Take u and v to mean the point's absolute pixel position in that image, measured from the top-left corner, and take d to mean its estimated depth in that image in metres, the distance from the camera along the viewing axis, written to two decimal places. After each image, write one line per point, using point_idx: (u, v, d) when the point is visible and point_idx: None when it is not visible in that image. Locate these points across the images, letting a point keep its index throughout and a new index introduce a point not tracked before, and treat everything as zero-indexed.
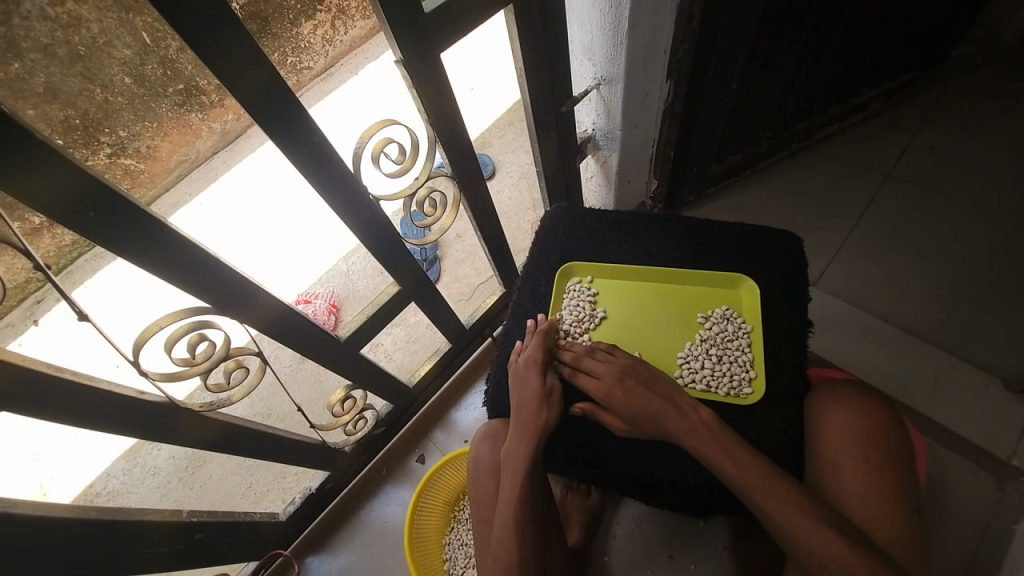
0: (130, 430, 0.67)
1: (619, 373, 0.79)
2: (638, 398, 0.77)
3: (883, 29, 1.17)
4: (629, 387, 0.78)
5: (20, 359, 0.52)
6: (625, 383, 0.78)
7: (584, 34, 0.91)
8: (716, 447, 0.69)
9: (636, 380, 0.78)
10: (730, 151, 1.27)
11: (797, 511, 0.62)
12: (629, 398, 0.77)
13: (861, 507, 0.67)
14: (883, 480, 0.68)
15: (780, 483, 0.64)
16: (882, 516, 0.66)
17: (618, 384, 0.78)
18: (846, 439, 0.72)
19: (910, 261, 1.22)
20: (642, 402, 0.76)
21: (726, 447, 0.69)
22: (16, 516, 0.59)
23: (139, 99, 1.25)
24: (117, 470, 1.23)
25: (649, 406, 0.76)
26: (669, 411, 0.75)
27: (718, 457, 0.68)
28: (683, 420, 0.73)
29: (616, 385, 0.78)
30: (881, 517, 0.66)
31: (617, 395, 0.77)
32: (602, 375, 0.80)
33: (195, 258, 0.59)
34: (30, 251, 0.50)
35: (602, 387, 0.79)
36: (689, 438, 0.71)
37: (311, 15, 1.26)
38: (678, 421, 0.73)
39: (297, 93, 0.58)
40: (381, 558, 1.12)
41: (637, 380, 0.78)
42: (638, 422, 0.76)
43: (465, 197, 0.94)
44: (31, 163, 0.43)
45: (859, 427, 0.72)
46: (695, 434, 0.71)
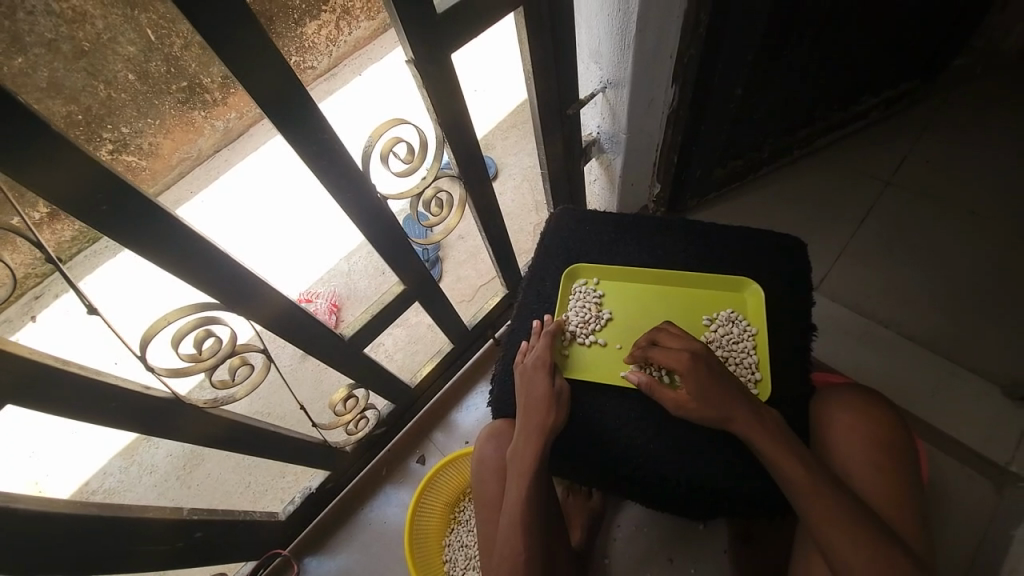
0: (134, 426, 0.67)
1: (695, 356, 0.78)
2: (709, 383, 0.75)
3: (885, 39, 1.19)
4: (701, 373, 0.76)
5: (28, 351, 0.52)
6: (698, 368, 0.77)
7: (591, 38, 0.92)
8: (782, 444, 0.69)
9: (709, 369, 0.77)
10: (733, 156, 1.28)
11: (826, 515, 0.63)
12: (703, 383, 0.76)
13: (875, 506, 0.68)
14: (892, 479, 0.69)
15: (812, 487, 0.65)
16: (895, 514, 0.67)
17: (692, 367, 0.77)
18: (855, 439, 0.73)
19: (909, 267, 1.24)
20: (714, 387, 0.75)
21: (792, 447, 0.69)
22: (17, 510, 0.58)
23: (141, 96, 1.24)
24: (114, 468, 1.21)
25: (721, 396, 0.75)
26: (741, 402, 0.74)
27: (779, 456, 0.68)
28: (754, 415, 0.73)
29: (689, 369, 0.77)
30: (895, 515, 0.67)
31: (690, 378, 0.76)
32: (674, 358, 0.79)
33: (206, 253, 0.59)
34: (41, 243, 0.50)
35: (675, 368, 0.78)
36: (755, 432, 0.71)
37: (315, 15, 1.27)
38: (747, 411, 0.73)
39: (310, 90, 0.58)
40: (381, 558, 1.12)
41: (711, 369, 0.77)
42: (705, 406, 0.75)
43: (471, 197, 0.94)
44: (46, 154, 0.44)
45: (866, 427, 0.73)
46: (763, 430, 0.71)
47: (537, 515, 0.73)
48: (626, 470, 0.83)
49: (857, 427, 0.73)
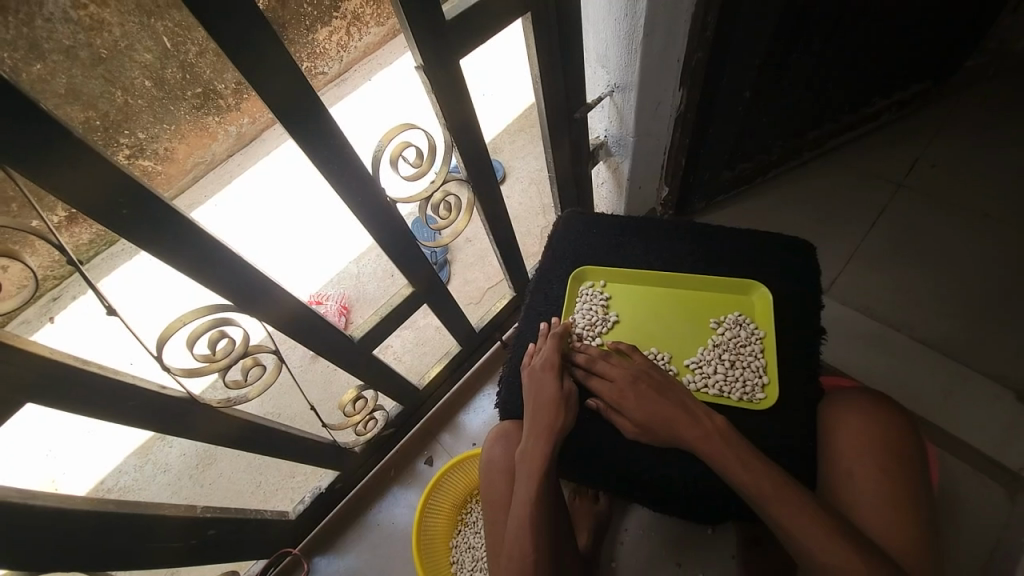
0: (150, 425, 0.68)
1: (631, 378, 0.82)
2: (649, 401, 0.79)
3: (896, 40, 1.18)
4: (641, 391, 0.80)
5: (49, 351, 0.53)
6: (636, 387, 0.81)
7: (599, 42, 0.93)
8: (728, 453, 0.70)
9: (648, 386, 0.81)
10: (741, 159, 1.28)
11: (802, 517, 0.63)
12: (640, 401, 0.79)
13: (871, 514, 0.67)
14: (896, 489, 0.68)
15: (781, 490, 0.65)
16: (895, 525, 0.65)
17: (633, 388, 0.80)
18: (858, 446, 0.72)
19: (921, 270, 1.22)
20: (654, 406, 0.78)
21: (739, 455, 0.70)
22: (37, 506, 0.60)
23: (158, 101, 1.25)
24: (129, 467, 1.23)
25: (662, 411, 0.78)
26: (682, 415, 0.76)
27: (730, 463, 0.69)
28: (698, 428, 0.74)
29: (628, 388, 0.81)
30: (896, 525, 0.65)
31: (630, 399, 0.80)
32: (619, 376, 0.82)
33: (221, 255, 0.61)
34: (64, 247, 0.52)
35: (614, 390, 0.82)
36: (700, 445, 0.73)
37: (326, 22, 1.27)
38: (690, 427, 0.75)
39: (322, 96, 0.59)
40: (388, 559, 1.13)
41: (648, 386, 0.81)
42: (649, 425, 0.78)
43: (479, 201, 0.95)
44: (70, 161, 0.45)
45: (873, 435, 0.72)
46: (706, 441, 0.73)
47: (545, 517, 0.74)
48: (631, 472, 0.83)
49: (864, 434, 0.72)
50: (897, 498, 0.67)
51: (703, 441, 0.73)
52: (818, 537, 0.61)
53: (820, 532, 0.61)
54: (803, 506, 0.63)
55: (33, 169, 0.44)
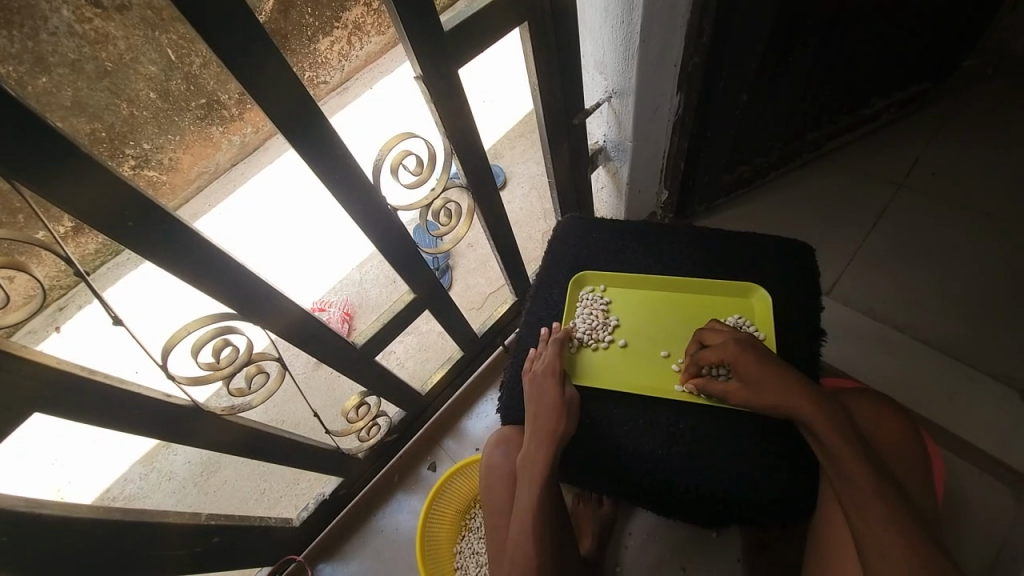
0: (155, 432, 0.69)
1: (742, 341, 0.80)
2: (761, 364, 0.76)
3: (892, 42, 1.18)
4: (758, 362, 0.77)
5: (57, 361, 0.54)
6: (748, 350, 0.78)
7: (596, 49, 0.94)
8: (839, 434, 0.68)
9: (764, 358, 0.77)
10: (741, 162, 1.28)
11: (880, 503, 0.63)
12: (758, 371, 0.76)
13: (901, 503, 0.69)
14: (919, 474, 0.71)
15: (858, 469, 0.65)
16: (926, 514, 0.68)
17: (745, 357, 0.78)
18: (884, 436, 0.73)
19: (923, 271, 1.22)
20: (767, 368, 0.76)
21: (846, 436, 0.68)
22: (44, 514, 0.61)
23: (163, 113, 1.26)
24: (134, 475, 1.24)
25: (775, 385, 0.74)
26: (797, 381, 0.73)
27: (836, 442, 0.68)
28: (813, 397, 0.71)
29: (742, 358, 0.78)
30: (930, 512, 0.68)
31: (745, 370, 0.77)
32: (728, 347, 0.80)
33: (224, 265, 0.62)
34: (71, 258, 0.53)
35: (725, 351, 0.80)
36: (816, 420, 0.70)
37: (328, 32, 1.29)
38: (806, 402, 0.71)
39: (323, 109, 0.61)
40: (393, 566, 1.13)
41: (763, 353, 0.78)
42: (762, 389, 0.75)
43: (480, 207, 0.96)
44: (76, 176, 0.46)
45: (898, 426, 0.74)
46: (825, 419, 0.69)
47: (549, 522, 0.74)
48: (637, 476, 0.83)
49: (891, 424, 0.75)
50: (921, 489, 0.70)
51: (812, 407, 0.71)
52: (896, 524, 0.61)
53: (896, 516, 0.62)
54: (883, 492, 0.63)
55: (40, 183, 0.45)
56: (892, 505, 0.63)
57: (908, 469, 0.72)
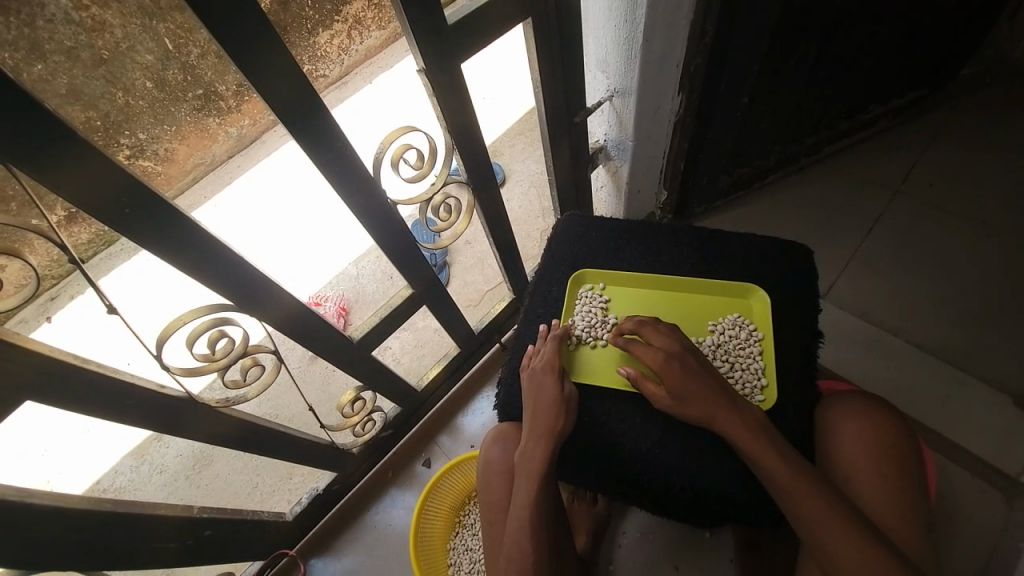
0: (148, 424, 0.68)
1: (677, 351, 0.81)
2: (692, 377, 0.78)
3: (892, 48, 1.19)
4: (685, 368, 0.79)
5: (50, 349, 0.53)
6: (681, 362, 0.79)
7: (599, 47, 0.94)
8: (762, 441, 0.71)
9: (690, 365, 0.79)
10: (740, 164, 1.29)
11: (811, 503, 0.65)
12: (681, 376, 0.78)
13: (881, 501, 0.70)
14: (904, 472, 0.71)
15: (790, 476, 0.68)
16: (893, 521, 0.68)
17: (669, 363, 0.80)
18: (865, 436, 0.74)
19: (918, 276, 1.23)
20: (695, 383, 0.77)
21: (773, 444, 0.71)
22: (35, 504, 0.60)
23: (160, 103, 1.25)
24: (125, 467, 1.22)
25: (700, 391, 0.77)
26: (723, 399, 0.76)
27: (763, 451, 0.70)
28: (736, 413, 0.74)
29: (668, 363, 0.80)
30: (908, 509, 0.69)
31: (670, 372, 0.79)
32: (656, 352, 0.82)
33: (222, 256, 0.61)
34: (66, 246, 0.52)
35: (659, 359, 0.81)
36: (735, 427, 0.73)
37: (328, 25, 1.27)
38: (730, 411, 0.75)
39: (323, 98, 0.60)
40: (385, 562, 1.13)
41: (694, 369, 0.79)
42: (687, 399, 0.77)
43: (480, 204, 0.95)
44: (72, 161, 0.45)
45: (871, 430, 0.74)
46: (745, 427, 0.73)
47: (544, 519, 0.74)
48: (632, 475, 0.83)
49: (865, 429, 0.74)
50: (893, 497, 0.69)
51: (730, 419, 0.74)
52: (833, 530, 0.63)
53: (828, 515, 0.64)
54: (815, 492, 0.66)
55: (37, 169, 0.44)
56: (825, 505, 0.65)
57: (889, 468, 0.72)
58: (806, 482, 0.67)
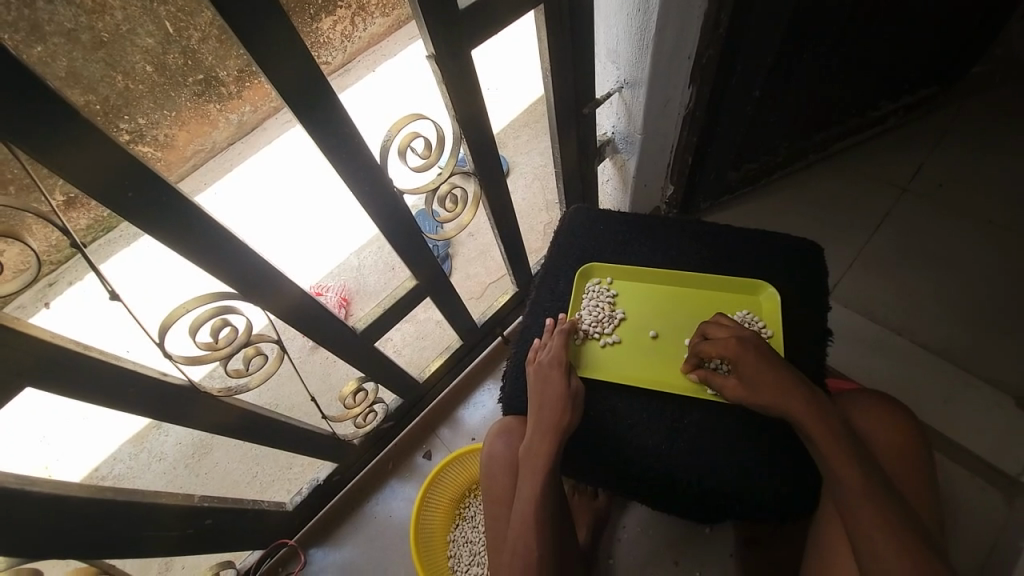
0: (149, 412, 0.67)
1: (745, 340, 0.79)
2: (764, 366, 0.76)
3: (906, 44, 1.17)
4: (758, 358, 0.77)
5: (50, 335, 0.53)
6: (753, 350, 0.78)
7: (609, 37, 0.92)
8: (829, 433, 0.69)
9: (761, 354, 0.77)
10: (748, 159, 1.27)
11: (870, 503, 0.63)
12: (754, 366, 0.76)
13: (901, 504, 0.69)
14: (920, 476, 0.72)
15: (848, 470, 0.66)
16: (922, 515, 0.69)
17: (744, 352, 0.78)
18: (887, 437, 0.74)
19: (924, 275, 1.22)
20: (768, 369, 0.75)
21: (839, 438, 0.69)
22: (35, 492, 0.59)
23: (159, 88, 0.99)
24: (124, 455, 1.22)
25: (780, 382, 0.74)
26: (796, 385, 0.73)
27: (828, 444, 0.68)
28: (811, 402, 0.71)
29: (741, 352, 0.78)
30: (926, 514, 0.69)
31: (744, 363, 0.77)
32: (727, 343, 0.80)
33: (227, 243, 0.60)
34: (68, 229, 0.51)
35: (730, 347, 0.79)
36: (805, 420, 0.70)
37: (331, 10, 1.01)
38: (805, 402, 0.72)
39: (331, 83, 0.59)
40: (385, 552, 1.13)
41: (767, 355, 0.77)
42: (762, 388, 0.75)
43: (486, 195, 0.94)
44: (74, 142, 0.44)
45: (890, 428, 0.75)
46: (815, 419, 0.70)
47: (548, 512, 0.74)
48: (635, 469, 0.83)
49: (885, 427, 0.75)
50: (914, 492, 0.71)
51: (803, 408, 0.71)
52: (883, 529, 0.61)
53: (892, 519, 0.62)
54: (873, 491, 0.64)
55: (38, 150, 0.43)
56: (883, 506, 0.63)
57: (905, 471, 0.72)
58: (862, 479, 0.65)
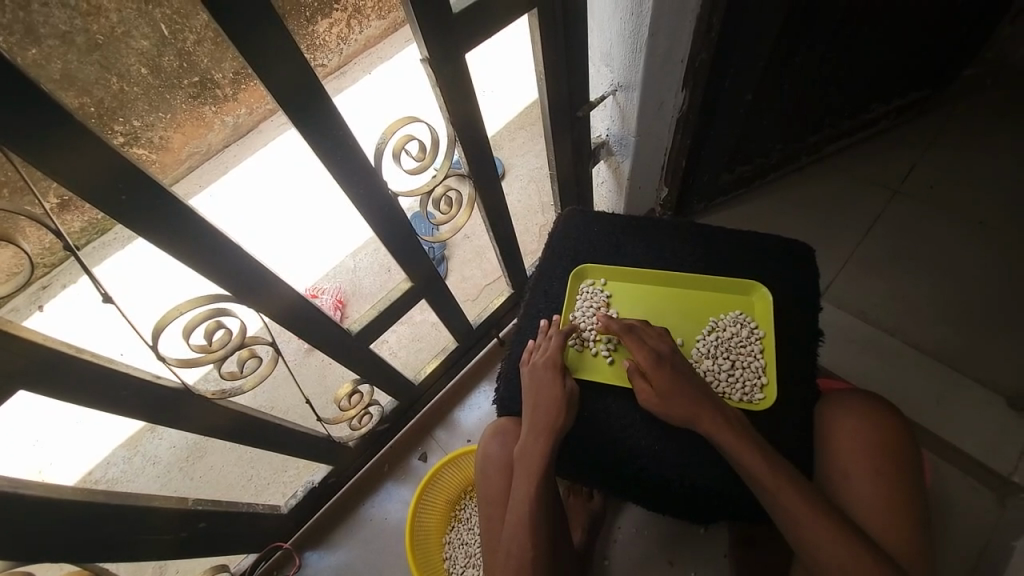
0: (144, 415, 0.67)
1: (664, 354, 0.82)
2: (678, 380, 0.80)
3: (897, 48, 1.19)
4: (673, 372, 0.80)
5: (43, 338, 0.52)
6: (667, 364, 0.81)
7: (603, 40, 0.92)
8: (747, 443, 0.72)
9: (675, 369, 0.81)
10: (741, 161, 1.28)
11: (808, 510, 0.65)
12: (670, 378, 0.80)
13: (880, 503, 0.69)
14: (903, 471, 0.71)
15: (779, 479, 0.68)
16: (893, 523, 0.68)
17: (660, 365, 0.81)
18: (862, 435, 0.74)
19: (916, 276, 1.23)
20: (684, 386, 0.79)
21: (759, 447, 0.71)
22: (28, 496, 0.59)
23: (155, 90, 0.98)
24: (118, 458, 1.20)
25: (688, 396, 0.78)
26: (708, 403, 0.77)
27: (752, 455, 0.70)
28: (721, 416, 0.75)
29: (659, 364, 0.81)
30: (907, 511, 0.69)
31: (659, 376, 0.80)
32: (647, 351, 0.83)
33: (221, 245, 0.60)
34: (60, 232, 0.52)
35: (652, 356, 0.82)
36: (716, 433, 0.74)
37: (327, 12, 1.01)
38: (711, 416, 0.76)
39: (324, 85, 0.59)
40: (380, 555, 1.13)
41: (684, 374, 0.81)
42: (674, 400, 0.78)
43: (480, 197, 0.95)
44: (68, 142, 0.44)
45: (872, 434, 0.73)
46: (725, 431, 0.74)
47: (543, 513, 0.74)
48: (628, 471, 0.83)
49: (864, 434, 0.74)
50: (892, 502, 0.69)
51: (709, 419, 0.75)
52: (826, 533, 0.64)
53: (819, 524, 0.64)
54: (807, 497, 0.66)
55: (30, 151, 0.43)
56: (821, 511, 0.65)
57: (886, 467, 0.71)
58: (795, 487, 0.67)
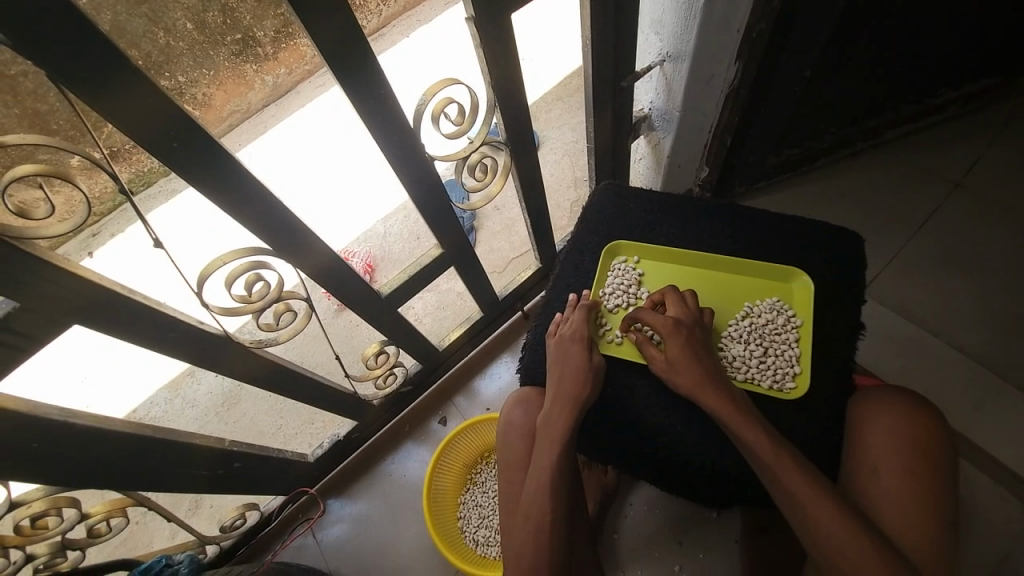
0: (187, 358, 0.71)
1: (681, 323, 0.82)
2: (692, 348, 0.79)
3: (981, 25, 1.08)
4: (689, 341, 0.80)
5: (98, 278, 0.56)
6: (684, 333, 0.81)
7: (655, 6, 0.87)
8: (749, 426, 0.71)
9: (690, 338, 0.80)
10: (790, 144, 1.22)
11: (821, 505, 0.64)
12: (686, 349, 0.79)
13: (905, 506, 0.67)
14: (935, 473, 0.69)
15: (790, 468, 0.67)
16: (907, 551, 0.64)
17: (676, 330, 0.81)
18: (896, 431, 0.72)
19: (967, 277, 1.17)
20: (694, 354, 0.79)
21: (760, 433, 0.70)
22: (77, 425, 0.64)
23: (198, 45, 0.85)
24: (160, 399, 1.26)
25: (699, 366, 0.78)
26: (714, 375, 0.77)
27: (756, 440, 0.69)
28: (723, 390, 0.75)
29: (676, 329, 0.81)
30: (934, 512, 0.67)
31: (675, 340, 0.80)
32: (663, 318, 0.82)
33: (261, 198, 0.61)
34: (116, 176, 0.54)
35: (668, 323, 0.81)
36: (725, 417, 0.73)
37: None
38: (716, 398, 0.74)
39: (368, 38, 0.58)
40: (398, 508, 1.18)
41: (707, 335, 0.83)
42: (684, 370, 0.78)
43: (516, 166, 0.93)
44: (124, 89, 0.45)
45: (907, 456, 0.70)
46: (731, 413, 0.72)
47: (560, 480, 0.75)
48: (644, 447, 0.84)
49: (899, 453, 0.70)
50: (918, 502, 0.67)
51: (715, 395, 0.75)
52: (841, 524, 0.63)
53: (843, 534, 0.62)
54: (817, 489, 0.65)
55: (89, 95, 0.44)
56: (834, 510, 0.64)
57: (914, 465, 0.69)
58: (806, 480, 0.66)
